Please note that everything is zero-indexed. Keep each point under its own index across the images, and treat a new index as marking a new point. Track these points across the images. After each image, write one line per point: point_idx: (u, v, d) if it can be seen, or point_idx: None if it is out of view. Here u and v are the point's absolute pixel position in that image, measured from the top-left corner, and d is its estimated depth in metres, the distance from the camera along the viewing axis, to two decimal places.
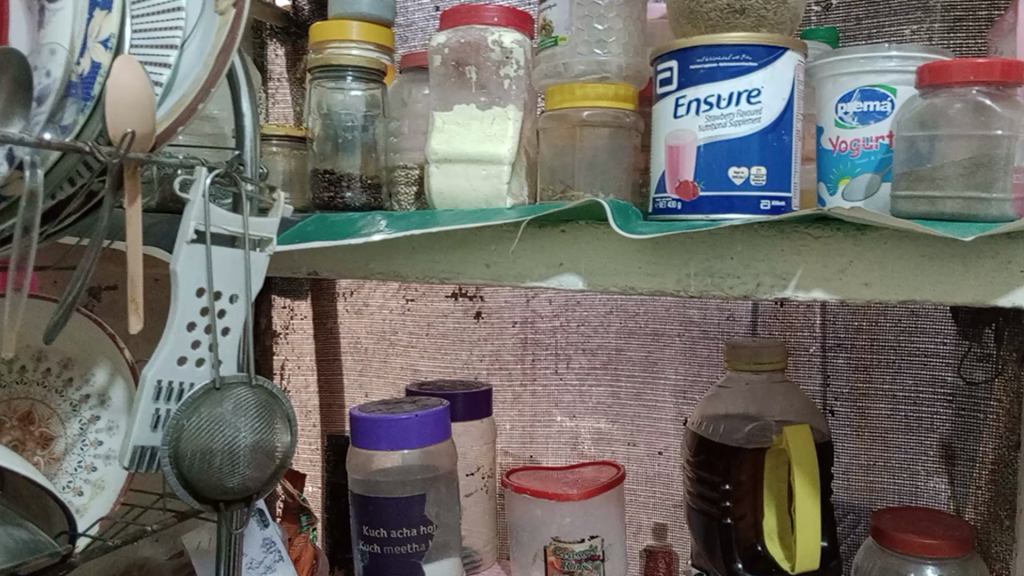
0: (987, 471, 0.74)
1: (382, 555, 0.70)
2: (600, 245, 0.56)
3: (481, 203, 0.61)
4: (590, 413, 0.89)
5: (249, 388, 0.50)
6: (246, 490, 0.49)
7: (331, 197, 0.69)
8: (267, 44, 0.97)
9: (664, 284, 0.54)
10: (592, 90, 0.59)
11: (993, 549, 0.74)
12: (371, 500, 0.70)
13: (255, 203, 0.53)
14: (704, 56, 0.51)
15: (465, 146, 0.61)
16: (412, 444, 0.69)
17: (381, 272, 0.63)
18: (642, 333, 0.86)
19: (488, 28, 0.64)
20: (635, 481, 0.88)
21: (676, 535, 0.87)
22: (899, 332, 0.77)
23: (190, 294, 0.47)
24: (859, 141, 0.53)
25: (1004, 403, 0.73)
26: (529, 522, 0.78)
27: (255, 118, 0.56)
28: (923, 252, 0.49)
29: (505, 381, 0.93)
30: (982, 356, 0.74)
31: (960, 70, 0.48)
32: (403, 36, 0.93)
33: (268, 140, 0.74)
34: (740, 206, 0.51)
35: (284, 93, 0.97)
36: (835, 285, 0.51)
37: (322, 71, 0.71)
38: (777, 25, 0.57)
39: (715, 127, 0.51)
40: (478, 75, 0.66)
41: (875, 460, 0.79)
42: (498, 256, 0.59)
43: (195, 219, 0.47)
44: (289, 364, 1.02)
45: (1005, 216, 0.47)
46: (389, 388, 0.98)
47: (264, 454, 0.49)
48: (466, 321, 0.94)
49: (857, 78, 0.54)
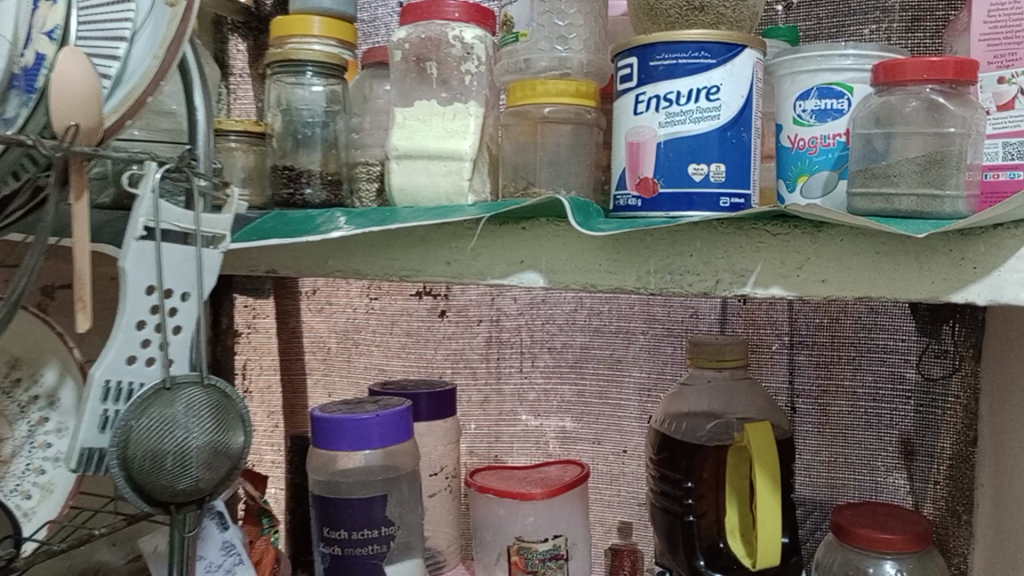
0: (945, 466, 0.75)
1: (343, 557, 0.69)
2: (561, 241, 0.56)
3: (442, 199, 0.60)
4: (556, 412, 0.89)
5: (202, 388, 0.49)
6: (198, 492, 0.48)
7: (291, 194, 0.68)
8: (228, 38, 0.95)
9: (624, 281, 0.54)
10: (553, 86, 0.58)
11: (951, 544, 0.75)
12: (331, 502, 0.69)
13: (207, 199, 0.52)
14: (664, 53, 0.51)
15: (426, 142, 0.61)
16: (374, 444, 0.68)
17: (340, 270, 0.62)
18: (607, 332, 0.86)
19: (449, 24, 0.64)
20: (600, 480, 0.88)
21: (641, 533, 0.87)
22: (858, 329, 0.78)
23: (139, 292, 0.47)
24: (816, 139, 0.53)
25: (962, 399, 0.74)
26: (493, 522, 0.78)
27: (208, 112, 0.55)
28: (877, 248, 0.49)
29: (470, 380, 0.92)
30: (940, 352, 0.75)
31: (914, 67, 0.48)
32: (366, 32, 0.92)
33: (226, 136, 0.73)
34: (699, 203, 0.51)
35: (246, 89, 0.96)
36: (792, 281, 0.51)
37: (281, 65, 0.70)
38: (736, 23, 0.57)
39: (675, 123, 0.51)
40: (438, 71, 0.65)
41: (836, 456, 0.80)
42: (459, 253, 0.58)
43: (144, 215, 0.46)
44: (251, 364, 1.00)
45: (957, 213, 0.48)
46: (354, 388, 0.97)
47: (217, 455, 0.48)
48: (431, 320, 0.93)
49: (816, 76, 0.54)
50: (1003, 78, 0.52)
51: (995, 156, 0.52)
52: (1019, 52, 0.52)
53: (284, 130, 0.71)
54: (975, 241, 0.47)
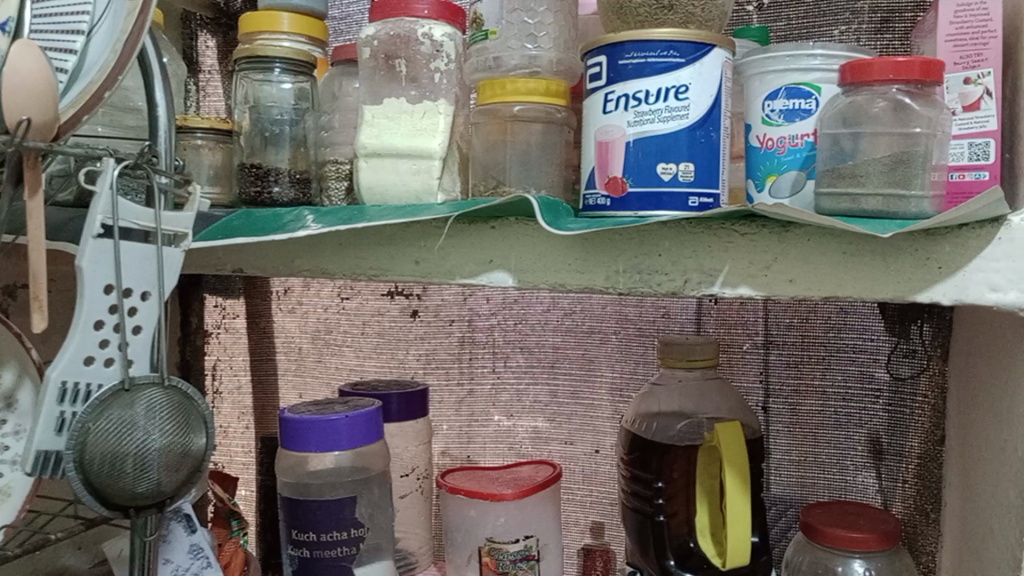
0: (914, 465, 0.76)
1: (312, 560, 0.68)
2: (531, 240, 0.55)
3: (411, 198, 0.60)
4: (528, 412, 0.89)
5: (162, 389, 0.48)
6: (159, 494, 0.47)
7: (258, 191, 0.67)
8: (197, 35, 0.94)
9: (593, 281, 0.54)
10: (522, 86, 0.58)
11: (920, 542, 0.76)
12: (299, 504, 0.68)
13: (168, 197, 0.51)
14: (633, 51, 0.51)
15: (395, 141, 0.60)
16: (342, 445, 0.68)
17: (308, 269, 0.61)
18: (580, 331, 0.86)
19: (418, 21, 0.63)
20: (571, 479, 0.88)
21: (612, 533, 0.87)
22: (828, 328, 0.78)
23: (97, 291, 0.46)
24: (785, 139, 0.53)
25: (930, 398, 0.75)
26: (463, 522, 0.78)
27: (169, 108, 0.54)
28: (845, 248, 0.49)
29: (442, 381, 0.92)
30: (909, 352, 0.75)
31: (881, 67, 0.48)
32: (337, 29, 0.91)
33: (192, 133, 0.71)
34: (668, 202, 0.51)
35: (215, 86, 0.95)
36: (760, 281, 0.51)
37: (248, 62, 0.68)
38: (705, 22, 0.57)
39: (644, 123, 0.51)
40: (408, 68, 0.64)
41: (807, 456, 0.80)
42: (428, 252, 0.58)
43: (101, 212, 0.45)
44: (221, 364, 0.99)
45: (923, 213, 0.48)
46: (325, 389, 0.96)
47: (178, 457, 0.47)
48: (403, 319, 0.93)
49: (784, 76, 0.54)
50: (969, 79, 0.52)
51: (960, 156, 0.52)
52: (985, 52, 0.52)
53: (252, 128, 0.70)
54: (940, 241, 0.48)
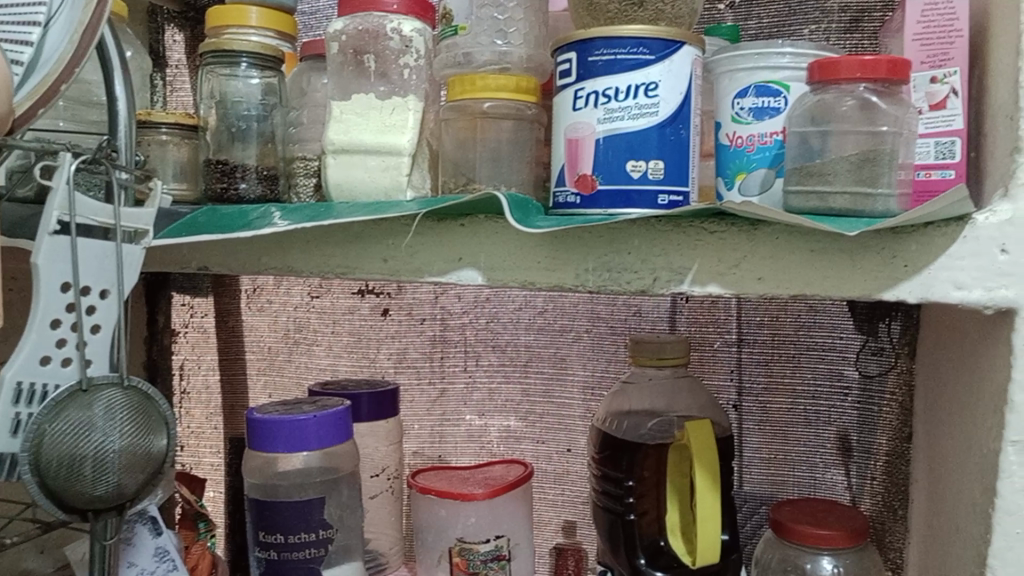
0: (882, 462, 0.77)
1: (279, 561, 0.68)
2: (500, 237, 0.55)
3: (380, 195, 0.59)
4: (500, 411, 0.88)
5: (122, 390, 0.47)
6: (119, 496, 0.46)
7: (224, 188, 0.66)
8: (164, 29, 0.92)
9: (563, 279, 0.54)
10: (492, 82, 0.58)
11: (887, 539, 0.76)
12: (266, 506, 0.68)
13: (129, 193, 0.51)
14: (603, 48, 0.51)
15: (363, 137, 0.59)
16: (311, 445, 0.67)
17: (275, 267, 0.60)
18: (552, 330, 0.86)
19: (387, 15, 0.62)
20: (543, 478, 0.88)
21: (584, 532, 0.87)
22: (798, 327, 0.79)
23: (54, 289, 0.45)
24: (754, 137, 0.53)
25: (898, 395, 0.76)
26: (434, 523, 0.77)
27: (130, 102, 0.52)
28: (813, 246, 0.50)
29: (413, 380, 0.91)
30: (877, 350, 0.76)
31: (847, 66, 0.49)
32: (306, 24, 0.90)
33: (157, 128, 0.69)
34: (638, 200, 0.50)
35: (183, 81, 0.93)
36: (729, 279, 0.51)
37: (214, 56, 0.67)
38: (675, 20, 0.56)
39: (613, 120, 0.51)
40: (376, 64, 0.63)
41: (777, 453, 0.80)
42: (396, 250, 0.57)
43: (59, 207, 0.44)
44: (188, 364, 0.97)
45: (889, 211, 0.48)
46: (295, 388, 0.95)
47: (138, 458, 0.46)
48: (374, 318, 0.92)
49: (753, 74, 0.54)
50: (935, 78, 0.52)
51: (926, 155, 0.52)
52: (950, 52, 0.52)
53: (219, 124, 0.69)
54: (906, 239, 0.48)
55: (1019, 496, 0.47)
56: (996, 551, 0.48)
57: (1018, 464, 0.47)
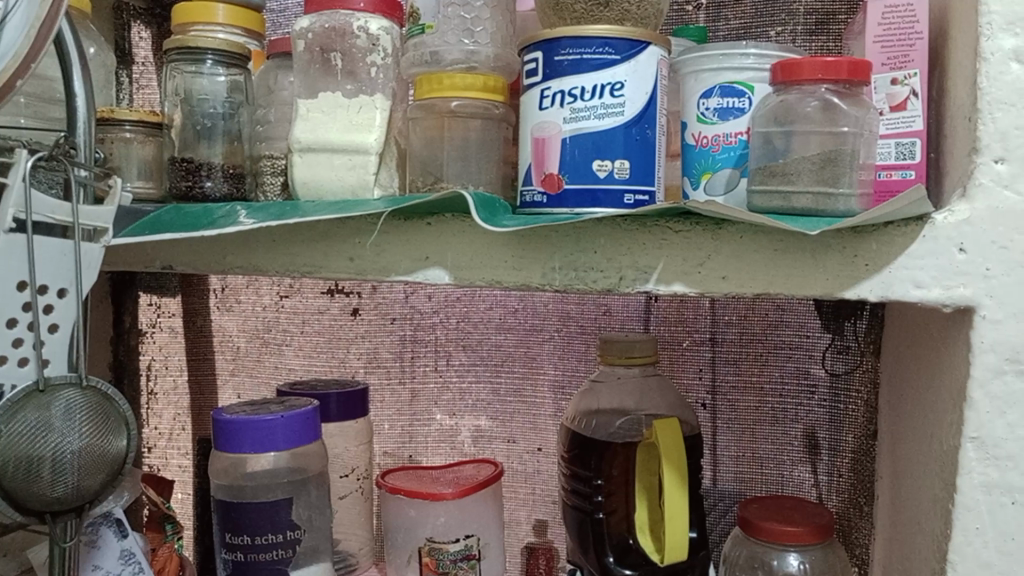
0: (848, 459, 0.78)
1: (246, 563, 0.67)
2: (467, 237, 0.55)
3: (346, 194, 0.59)
4: (471, 411, 0.88)
5: (80, 390, 0.46)
6: (80, 497, 0.46)
7: (189, 187, 0.65)
8: (130, 25, 0.91)
9: (530, 278, 0.54)
10: (460, 81, 0.57)
11: (853, 536, 0.77)
12: (233, 506, 0.67)
13: (88, 190, 0.50)
14: (570, 47, 0.51)
15: (329, 136, 0.59)
16: (279, 446, 0.66)
17: (240, 266, 0.60)
18: (522, 329, 0.86)
19: (354, 14, 0.62)
20: (514, 478, 0.88)
21: (556, 531, 0.87)
22: (765, 326, 0.79)
23: (9, 289, 0.44)
24: (719, 137, 0.54)
25: (863, 393, 0.77)
26: (403, 523, 0.77)
27: (89, 98, 0.51)
28: (776, 245, 0.50)
29: (383, 380, 0.91)
30: (843, 348, 0.77)
31: (810, 67, 0.49)
32: (275, 22, 0.89)
33: (120, 125, 0.68)
34: (604, 200, 0.51)
35: (149, 78, 0.92)
36: (693, 278, 0.51)
37: (179, 53, 0.66)
38: (641, 20, 0.56)
39: (580, 119, 0.51)
40: (343, 62, 0.63)
41: (745, 450, 0.81)
42: (362, 249, 0.57)
43: (14, 206, 0.44)
44: (156, 365, 0.96)
45: (850, 211, 0.48)
46: (264, 388, 0.94)
47: (96, 459, 0.46)
48: (344, 318, 0.91)
49: (718, 74, 0.54)
50: (896, 79, 0.53)
51: (887, 156, 0.53)
52: (911, 54, 0.53)
53: (184, 122, 0.68)
54: (867, 238, 0.49)
55: (978, 492, 0.48)
56: (956, 546, 0.49)
57: (976, 460, 0.48)
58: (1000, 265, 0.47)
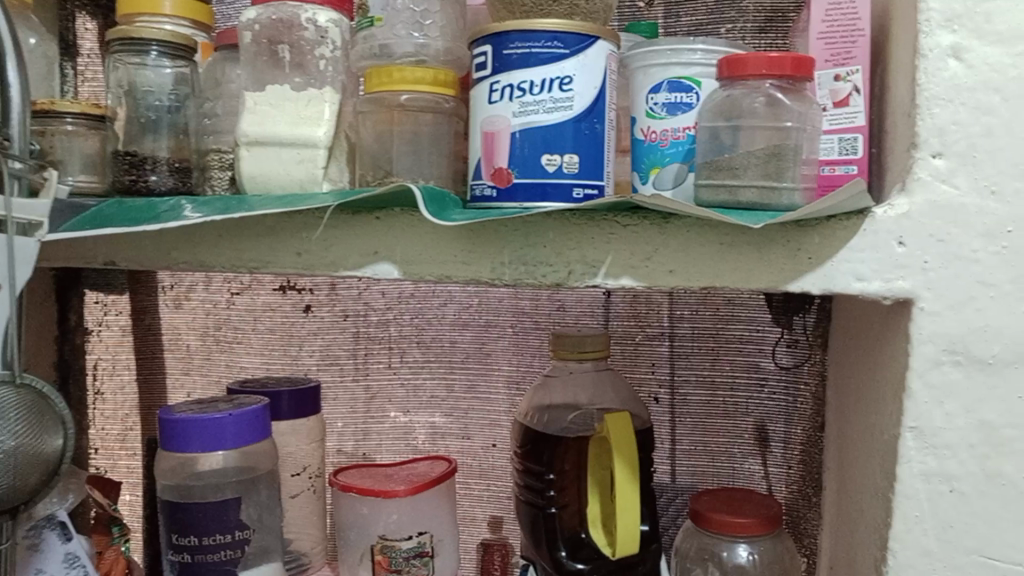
0: (797, 452, 0.79)
1: (193, 565, 0.66)
2: (416, 231, 0.55)
3: (295, 187, 0.58)
4: (424, 408, 0.88)
5: (14, 388, 0.45)
6: (13, 496, 0.45)
7: (133, 180, 0.63)
8: (74, 16, 0.89)
9: (479, 272, 0.54)
10: (410, 73, 0.57)
11: (803, 526, 0.79)
12: (180, 506, 0.66)
13: (22, 183, 0.49)
14: (518, 41, 0.51)
15: (277, 128, 0.58)
16: (228, 444, 0.65)
17: (185, 261, 0.59)
18: (477, 324, 0.86)
19: (301, 6, 0.62)
20: (468, 474, 0.88)
21: (510, 526, 0.87)
22: (717, 320, 0.80)
23: None
24: (667, 132, 0.54)
25: (812, 386, 0.78)
26: (356, 520, 0.76)
27: (23, 88, 0.50)
28: (722, 239, 0.51)
29: (337, 378, 0.90)
30: (792, 342, 0.78)
31: (755, 62, 0.49)
32: (224, 14, 0.88)
33: (61, 118, 0.66)
34: (553, 193, 0.51)
35: (94, 70, 0.90)
36: (641, 272, 0.52)
37: (121, 44, 0.65)
38: (590, 14, 0.56)
39: (529, 113, 0.51)
40: (291, 54, 0.62)
41: (698, 444, 0.82)
42: (309, 243, 0.56)
43: None
44: (103, 364, 0.94)
45: (794, 205, 0.49)
46: (214, 387, 0.93)
47: (31, 458, 0.45)
48: (296, 315, 0.90)
49: (666, 70, 0.54)
50: (838, 76, 0.54)
51: (831, 151, 0.54)
52: (852, 51, 0.54)
53: (129, 115, 0.66)
54: (811, 232, 0.49)
55: (918, 480, 0.49)
56: (896, 534, 0.50)
57: (915, 449, 0.49)
58: (938, 258, 0.48)
